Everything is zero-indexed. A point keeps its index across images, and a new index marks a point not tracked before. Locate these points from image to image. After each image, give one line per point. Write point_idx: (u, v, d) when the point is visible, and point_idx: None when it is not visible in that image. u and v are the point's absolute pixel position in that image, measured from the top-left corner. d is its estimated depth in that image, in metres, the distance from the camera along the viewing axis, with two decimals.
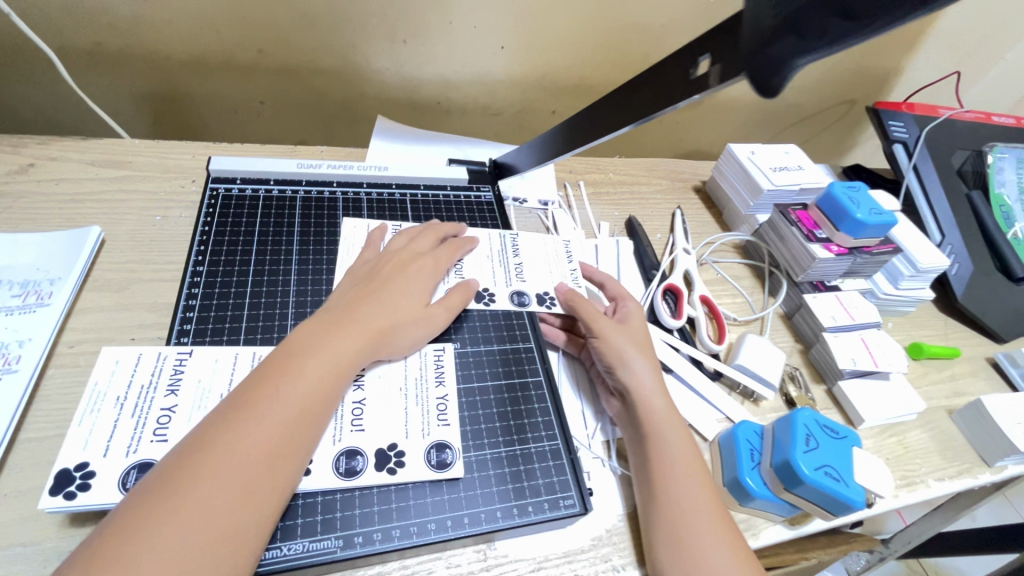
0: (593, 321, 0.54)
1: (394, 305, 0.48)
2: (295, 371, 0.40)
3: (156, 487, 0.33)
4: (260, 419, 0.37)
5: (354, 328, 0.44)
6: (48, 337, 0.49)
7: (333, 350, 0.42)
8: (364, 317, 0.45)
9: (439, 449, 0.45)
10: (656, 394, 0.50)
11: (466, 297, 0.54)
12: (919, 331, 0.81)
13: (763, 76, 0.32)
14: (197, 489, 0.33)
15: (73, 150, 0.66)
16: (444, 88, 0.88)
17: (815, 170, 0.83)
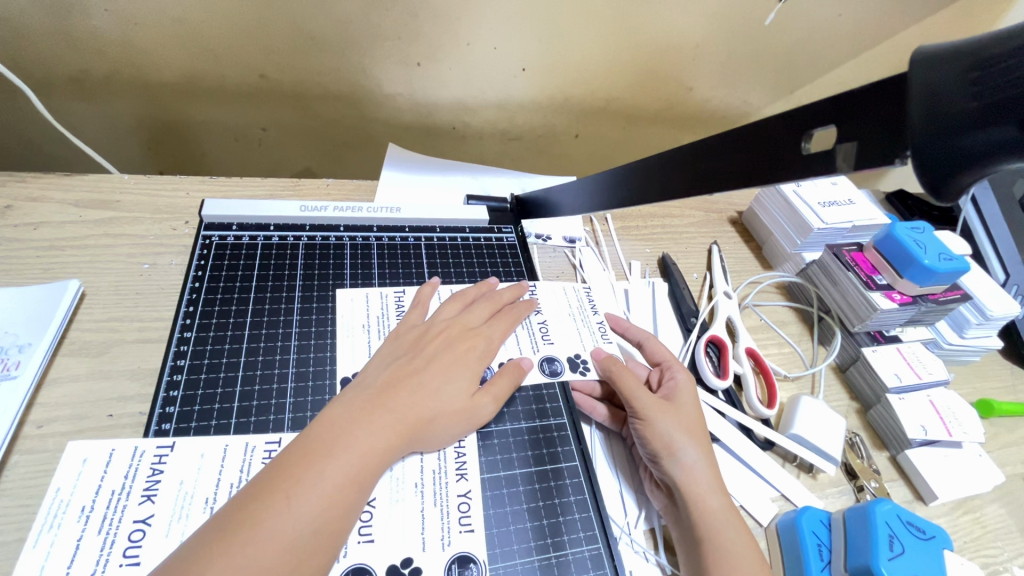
0: (636, 400, 0.48)
1: (437, 393, 0.41)
2: (310, 477, 0.33)
3: None
4: (265, 542, 0.30)
5: (387, 419, 0.38)
6: (13, 416, 0.43)
7: (358, 447, 0.35)
8: (402, 407, 0.39)
9: (461, 563, 0.38)
10: (709, 491, 0.44)
11: (513, 381, 0.47)
12: (986, 383, 0.73)
13: (939, 176, 0.24)
14: None
15: (55, 189, 0.60)
16: (460, 113, 0.82)
17: (866, 204, 0.76)
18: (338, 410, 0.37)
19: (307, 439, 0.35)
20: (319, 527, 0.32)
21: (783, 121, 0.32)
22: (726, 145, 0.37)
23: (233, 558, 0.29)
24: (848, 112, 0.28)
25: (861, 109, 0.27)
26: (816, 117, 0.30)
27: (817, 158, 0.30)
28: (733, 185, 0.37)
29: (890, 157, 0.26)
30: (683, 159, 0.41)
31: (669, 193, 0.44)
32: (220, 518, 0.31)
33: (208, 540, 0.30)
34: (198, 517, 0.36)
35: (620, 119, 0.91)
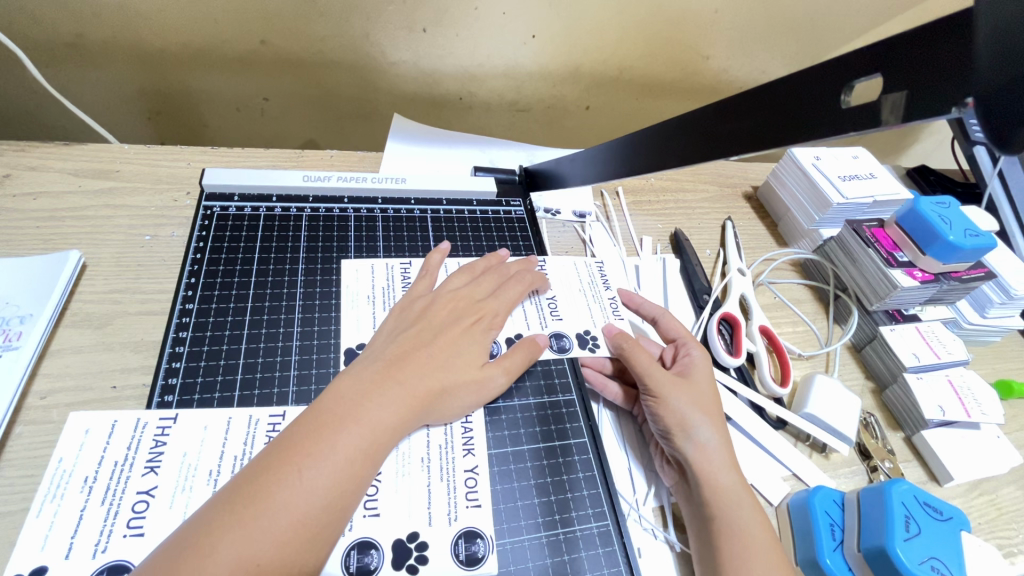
0: (648, 377, 0.47)
1: (447, 365, 0.41)
2: (322, 449, 0.32)
3: None
4: (281, 509, 0.30)
5: (397, 392, 0.37)
6: (16, 386, 0.42)
7: (369, 420, 0.35)
8: (411, 379, 0.38)
9: (468, 539, 0.38)
10: (723, 468, 0.43)
11: (527, 358, 0.46)
12: (1006, 364, 0.71)
13: (1005, 124, 0.21)
14: None
15: (54, 158, 0.59)
16: (467, 82, 0.79)
17: (888, 179, 0.73)
18: (349, 382, 0.37)
19: (321, 410, 0.34)
20: (330, 499, 0.31)
21: (815, 78, 0.30)
22: (753, 103, 0.34)
23: (243, 529, 0.29)
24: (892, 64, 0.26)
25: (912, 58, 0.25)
26: (858, 67, 0.28)
27: (858, 111, 0.28)
28: (758, 150, 0.35)
29: (946, 107, 0.24)
30: (703, 122, 0.39)
31: (686, 159, 0.42)
32: (231, 488, 0.31)
33: (218, 511, 0.30)
34: (201, 490, 0.36)
35: (633, 90, 0.88)
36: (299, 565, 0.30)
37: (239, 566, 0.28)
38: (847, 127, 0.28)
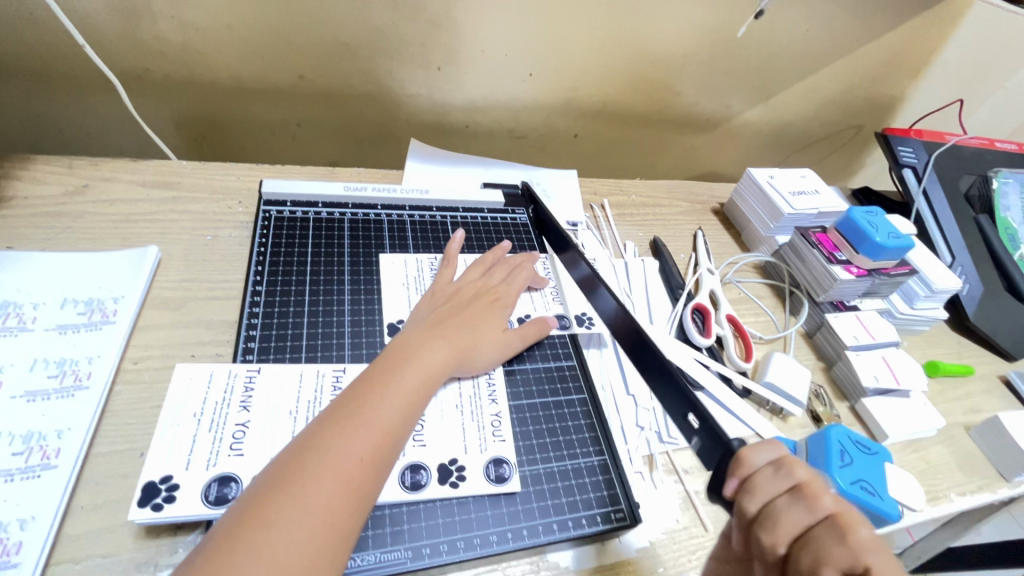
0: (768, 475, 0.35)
1: (477, 328, 0.52)
2: (396, 380, 0.44)
3: (276, 485, 0.36)
4: (370, 419, 0.40)
5: (442, 343, 0.48)
6: (115, 353, 0.51)
7: (424, 360, 0.46)
8: (452, 336, 0.50)
9: (496, 464, 0.47)
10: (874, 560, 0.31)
11: (540, 331, 0.57)
12: (934, 349, 0.84)
13: None
14: (312, 486, 0.36)
15: (124, 172, 0.69)
16: (473, 113, 0.92)
17: (830, 194, 0.86)
18: (407, 336, 0.49)
19: (390, 356, 0.46)
20: (403, 414, 0.42)
21: None
22: None
23: (349, 431, 0.39)
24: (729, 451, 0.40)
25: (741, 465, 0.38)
26: None
27: None
28: None
29: None
30: None
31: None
32: (334, 407, 0.41)
33: (326, 422, 0.40)
34: (285, 423, 0.45)
35: (616, 121, 1.02)
36: (384, 462, 0.40)
37: (348, 458, 0.38)
38: None
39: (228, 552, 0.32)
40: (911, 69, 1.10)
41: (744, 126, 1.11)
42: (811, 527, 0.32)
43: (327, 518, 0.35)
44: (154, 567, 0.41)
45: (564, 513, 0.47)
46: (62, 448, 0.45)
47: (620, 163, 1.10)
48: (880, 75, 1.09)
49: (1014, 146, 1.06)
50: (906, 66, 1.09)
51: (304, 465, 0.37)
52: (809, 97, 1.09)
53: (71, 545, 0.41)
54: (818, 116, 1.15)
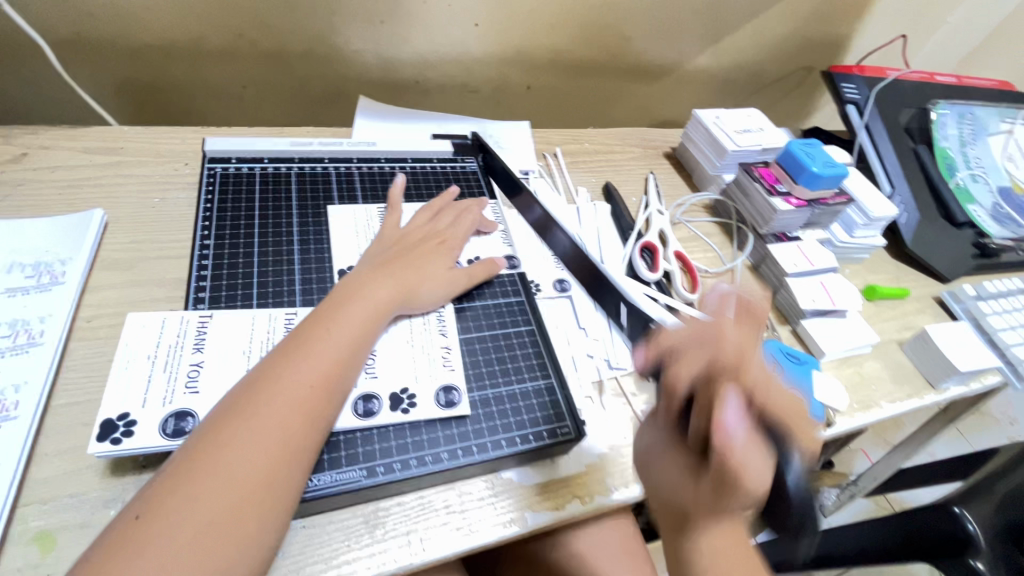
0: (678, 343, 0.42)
1: (422, 270, 0.55)
2: (342, 317, 0.47)
3: (230, 412, 0.40)
4: (312, 357, 0.44)
5: (388, 283, 0.52)
6: (67, 312, 0.52)
7: (369, 300, 0.49)
8: (399, 276, 0.53)
9: (447, 390, 0.50)
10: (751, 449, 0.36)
11: (488, 270, 0.60)
12: (873, 275, 0.88)
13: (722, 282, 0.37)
14: (262, 411, 0.40)
15: (64, 139, 0.68)
16: (423, 68, 0.91)
17: (774, 131, 0.89)
18: (352, 280, 0.51)
19: (333, 299, 0.49)
20: (348, 347, 0.46)
21: None
22: None
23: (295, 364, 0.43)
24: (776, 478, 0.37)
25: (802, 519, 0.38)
26: None
27: None
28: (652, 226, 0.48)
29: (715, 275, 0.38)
30: None
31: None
32: (285, 344, 0.45)
33: (276, 358, 0.44)
34: (238, 363, 0.46)
35: (568, 71, 1.02)
36: (333, 389, 0.44)
37: (296, 386, 0.42)
38: None
39: (185, 472, 0.37)
40: (856, 7, 1.11)
41: (696, 72, 1.12)
42: (695, 370, 0.40)
43: (273, 442, 0.39)
44: (122, 503, 0.43)
45: (512, 431, 0.50)
46: (21, 400, 0.46)
47: (576, 115, 1.11)
48: (826, 14, 1.10)
49: (953, 79, 1.09)
50: (851, 3, 1.10)
51: (251, 399, 0.41)
52: (758, 38, 1.11)
53: (39, 487, 0.43)
54: (769, 59, 1.16)
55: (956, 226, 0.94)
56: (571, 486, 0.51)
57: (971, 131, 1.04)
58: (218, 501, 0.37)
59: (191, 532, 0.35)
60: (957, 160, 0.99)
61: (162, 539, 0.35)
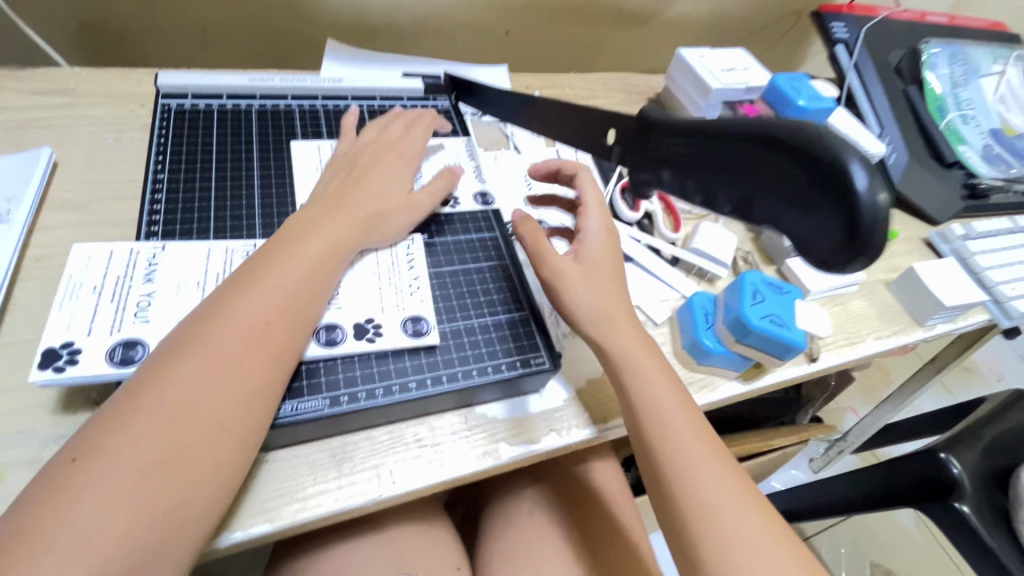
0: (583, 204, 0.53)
1: (375, 189, 0.51)
2: (298, 250, 0.44)
3: (176, 350, 0.37)
4: (258, 298, 0.40)
5: (347, 213, 0.48)
6: (13, 250, 0.49)
7: (327, 233, 0.46)
8: (354, 204, 0.49)
9: (414, 321, 0.48)
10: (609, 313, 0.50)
11: (447, 185, 0.57)
12: None
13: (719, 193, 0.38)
14: (212, 349, 0.37)
15: (9, 79, 0.64)
16: (394, 10, 0.87)
17: (760, 70, 0.86)
18: (308, 211, 0.48)
19: (284, 235, 0.45)
20: (306, 280, 0.43)
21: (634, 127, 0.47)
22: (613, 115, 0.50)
23: (247, 299, 0.40)
24: (811, 147, 0.32)
25: (865, 231, 0.30)
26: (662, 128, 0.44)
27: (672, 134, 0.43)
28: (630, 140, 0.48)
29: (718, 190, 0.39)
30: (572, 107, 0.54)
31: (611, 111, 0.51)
32: (236, 278, 0.42)
33: (227, 292, 0.40)
34: (192, 293, 0.44)
35: (548, 15, 0.98)
36: (290, 326, 0.41)
37: (249, 323, 0.39)
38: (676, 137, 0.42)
39: (118, 418, 0.34)
40: None
41: (681, 16, 1.08)
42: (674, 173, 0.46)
43: (219, 390, 0.36)
44: None
45: (484, 361, 0.48)
46: None
47: (558, 64, 1.08)
48: None
49: (945, 20, 1.06)
50: None
51: (192, 343, 0.37)
52: None
53: None
54: (757, 3, 1.12)
55: (946, 168, 0.92)
56: (548, 421, 0.50)
57: (962, 73, 1.01)
58: (161, 444, 0.34)
59: (130, 479, 0.32)
60: (948, 102, 0.96)
61: (92, 497, 0.31)
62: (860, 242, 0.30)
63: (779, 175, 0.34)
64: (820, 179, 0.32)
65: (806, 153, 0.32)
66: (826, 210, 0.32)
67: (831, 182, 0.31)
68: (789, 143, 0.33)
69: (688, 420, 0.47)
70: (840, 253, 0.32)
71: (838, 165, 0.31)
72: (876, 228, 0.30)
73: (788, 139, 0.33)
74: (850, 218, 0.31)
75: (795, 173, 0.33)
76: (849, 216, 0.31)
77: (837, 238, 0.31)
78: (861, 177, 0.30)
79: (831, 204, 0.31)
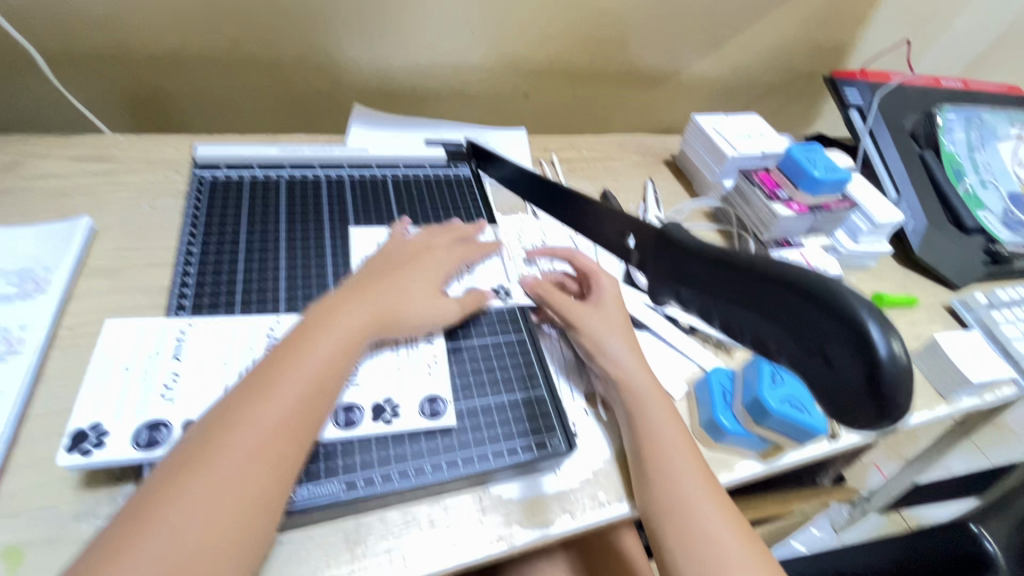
0: (566, 310, 0.57)
1: (405, 290, 0.51)
2: (314, 345, 0.43)
3: (186, 460, 0.36)
4: (277, 395, 0.40)
5: (365, 306, 0.47)
6: (48, 320, 0.51)
7: (344, 326, 0.45)
8: (376, 300, 0.49)
9: (431, 401, 0.48)
10: (635, 372, 0.54)
11: (478, 301, 0.56)
12: (880, 283, 0.86)
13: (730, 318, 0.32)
14: (222, 458, 0.37)
15: (56, 147, 0.68)
16: (418, 75, 0.91)
17: (775, 136, 0.87)
18: (329, 304, 0.47)
19: (301, 330, 0.44)
20: (323, 376, 0.42)
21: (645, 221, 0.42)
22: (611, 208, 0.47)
23: (262, 400, 0.39)
24: (814, 286, 0.27)
25: (886, 387, 0.24)
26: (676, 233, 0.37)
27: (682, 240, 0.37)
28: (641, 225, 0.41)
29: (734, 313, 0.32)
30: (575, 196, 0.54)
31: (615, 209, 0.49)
32: (253, 377, 0.41)
33: (240, 395, 0.40)
34: (216, 371, 0.45)
35: (565, 78, 1.01)
36: (302, 426, 0.40)
37: (263, 427, 0.38)
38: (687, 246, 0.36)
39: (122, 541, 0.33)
40: (858, 12, 1.10)
41: (695, 78, 1.11)
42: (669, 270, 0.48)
43: (245, 492, 0.36)
44: (95, 517, 0.42)
45: (499, 443, 0.49)
46: None
47: (575, 123, 1.11)
48: (828, 19, 1.09)
49: (959, 83, 1.07)
50: (854, 8, 1.09)
51: (211, 447, 0.37)
52: (758, 44, 1.10)
53: (7, 500, 0.41)
54: (770, 65, 1.15)
55: (966, 233, 0.92)
56: (563, 502, 0.50)
57: (978, 136, 1.02)
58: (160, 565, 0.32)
59: None
60: (965, 166, 0.97)
61: None
62: (884, 405, 0.24)
63: (787, 311, 0.28)
64: (828, 326, 0.26)
65: (809, 292, 0.27)
66: (838, 356, 0.25)
67: (840, 327, 0.25)
68: (790, 277, 0.28)
69: (684, 448, 0.51)
70: (860, 413, 0.25)
71: (846, 311, 0.25)
72: (896, 387, 0.24)
73: (791, 276, 0.28)
74: (868, 372, 0.24)
75: (801, 311, 0.27)
76: (869, 370, 0.24)
77: (858, 392, 0.25)
78: (873, 328, 0.24)
79: (844, 350, 0.25)
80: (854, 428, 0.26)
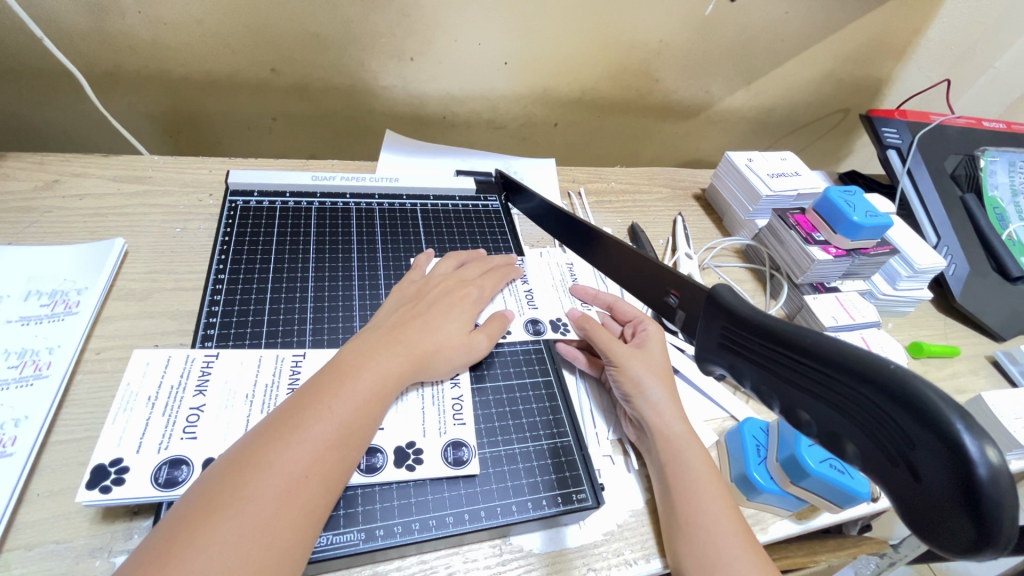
0: (609, 349, 0.55)
1: (438, 329, 0.50)
2: (347, 389, 0.42)
3: (208, 506, 0.34)
4: (307, 440, 0.38)
5: (402, 348, 0.47)
6: (76, 343, 0.51)
7: (380, 369, 0.44)
8: (412, 340, 0.48)
9: (455, 446, 0.47)
10: (672, 419, 0.51)
11: (502, 326, 0.56)
12: (919, 330, 0.83)
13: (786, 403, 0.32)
14: (251, 505, 0.34)
15: (95, 167, 0.69)
16: (450, 103, 0.91)
17: (811, 176, 0.85)
18: (364, 341, 0.47)
19: (335, 367, 0.44)
20: (353, 421, 0.41)
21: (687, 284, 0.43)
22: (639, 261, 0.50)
23: (291, 445, 0.37)
24: (896, 385, 0.26)
25: (986, 506, 0.23)
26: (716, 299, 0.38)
27: (726, 310, 0.37)
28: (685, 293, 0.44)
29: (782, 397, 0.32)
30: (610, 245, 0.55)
31: (656, 260, 0.48)
32: (279, 416, 0.39)
33: (266, 436, 0.38)
34: (240, 407, 0.45)
35: (595, 110, 1.01)
36: (332, 474, 0.38)
37: (292, 474, 0.36)
38: (730, 312, 0.36)
39: None
40: (896, 51, 1.08)
41: (727, 111, 1.10)
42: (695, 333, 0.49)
43: (277, 542, 0.34)
44: (108, 552, 0.41)
45: (524, 495, 0.47)
46: (18, 436, 0.44)
47: (603, 152, 1.10)
48: (865, 58, 1.08)
49: (1002, 125, 1.04)
50: (892, 48, 1.08)
51: (240, 486, 0.35)
52: (792, 80, 1.08)
53: (22, 531, 0.40)
54: (803, 102, 1.14)
55: (1010, 281, 0.88)
56: (585, 557, 0.47)
57: None
58: None
59: None
60: (1009, 211, 0.93)
61: None
62: (981, 530, 0.23)
63: (860, 404, 0.27)
64: (915, 431, 0.25)
65: (891, 393, 0.26)
66: (926, 468, 0.24)
67: (931, 436, 0.24)
68: (867, 374, 0.26)
69: (717, 499, 0.47)
70: (952, 526, 0.24)
71: (937, 418, 0.24)
72: (997, 507, 0.23)
73: (867, 369, 0.27)
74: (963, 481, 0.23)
75: (879, 407, 0.26)
76: (964, 486, 0.23)
77: (950, 508, 0.24)
78: (969, 440, 0.23)
79: (934, 461, 0.24)
80: (941, 547, 0.25)
